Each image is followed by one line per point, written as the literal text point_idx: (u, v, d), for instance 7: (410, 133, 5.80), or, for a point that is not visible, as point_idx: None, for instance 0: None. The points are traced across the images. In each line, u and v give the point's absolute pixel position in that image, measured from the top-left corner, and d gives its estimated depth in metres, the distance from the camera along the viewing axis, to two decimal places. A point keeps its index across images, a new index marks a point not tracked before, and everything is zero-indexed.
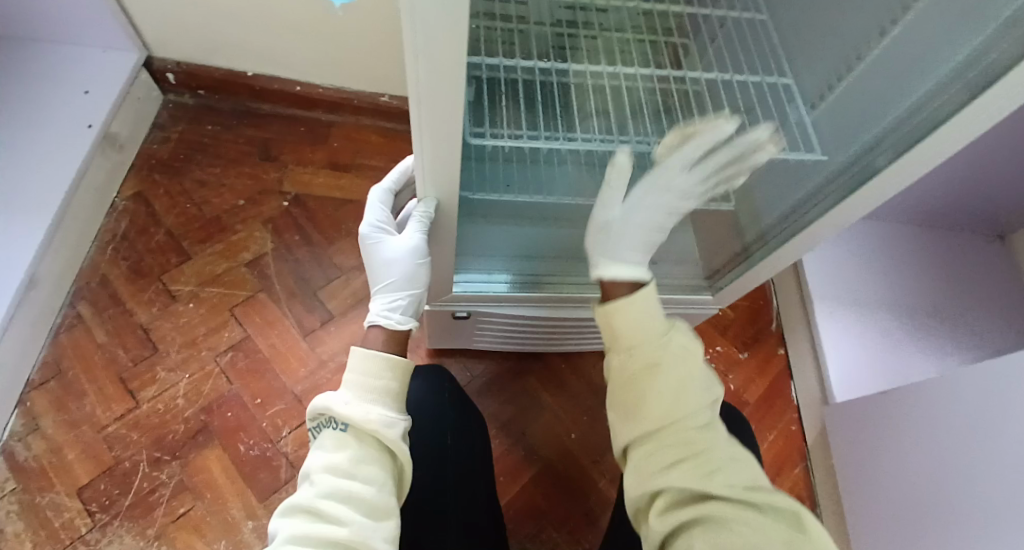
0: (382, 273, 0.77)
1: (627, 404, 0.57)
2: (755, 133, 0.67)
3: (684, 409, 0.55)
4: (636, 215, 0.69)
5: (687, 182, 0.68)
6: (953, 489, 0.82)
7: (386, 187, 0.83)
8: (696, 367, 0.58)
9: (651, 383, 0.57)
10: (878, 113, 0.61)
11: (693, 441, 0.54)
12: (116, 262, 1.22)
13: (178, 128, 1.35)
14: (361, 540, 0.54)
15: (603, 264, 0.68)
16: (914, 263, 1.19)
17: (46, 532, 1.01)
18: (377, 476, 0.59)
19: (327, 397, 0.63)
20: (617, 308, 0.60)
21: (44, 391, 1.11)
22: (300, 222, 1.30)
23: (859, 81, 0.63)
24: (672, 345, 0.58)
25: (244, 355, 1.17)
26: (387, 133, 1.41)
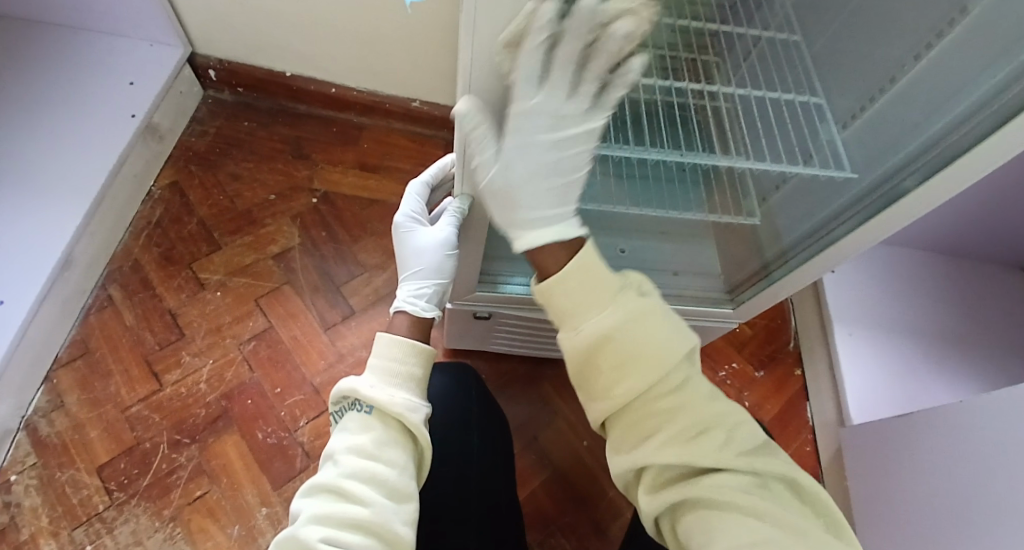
0: (413, 262, 0.80)
1: (597, 380, 0.56)
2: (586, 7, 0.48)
3: (654, 377, 0.54)
4: (514, 164, 0.59)
5: (552, 104, 0.56)
6: (967, 520, 0.81)
7: (423, 181, 0.87)
8: (655, 328, 0.55)
9: (611, 356, 0.55)
10: (909, 135, 0.62)
11: (670, 408, 0.53)
12: (149, 248, 1.26)
13: (216, 124, 1.39)
14: (383, 521, 0.55)
15: (523, 231, 0.61)
16: (935, 291, 1.19)
17: (63, 507, 1.04)
18: (400, 460, 0.61)
19: (353, 381, 0.65)
20: (560, 282, 0.58)
21: (71, 370, 1.14)
22: (328, 219, 1.33)
23: (891, 104, 0.64)
24: (623, 308, 0.55)
25: (266, 345, 1.19)
26: (416, 137, 1.44)
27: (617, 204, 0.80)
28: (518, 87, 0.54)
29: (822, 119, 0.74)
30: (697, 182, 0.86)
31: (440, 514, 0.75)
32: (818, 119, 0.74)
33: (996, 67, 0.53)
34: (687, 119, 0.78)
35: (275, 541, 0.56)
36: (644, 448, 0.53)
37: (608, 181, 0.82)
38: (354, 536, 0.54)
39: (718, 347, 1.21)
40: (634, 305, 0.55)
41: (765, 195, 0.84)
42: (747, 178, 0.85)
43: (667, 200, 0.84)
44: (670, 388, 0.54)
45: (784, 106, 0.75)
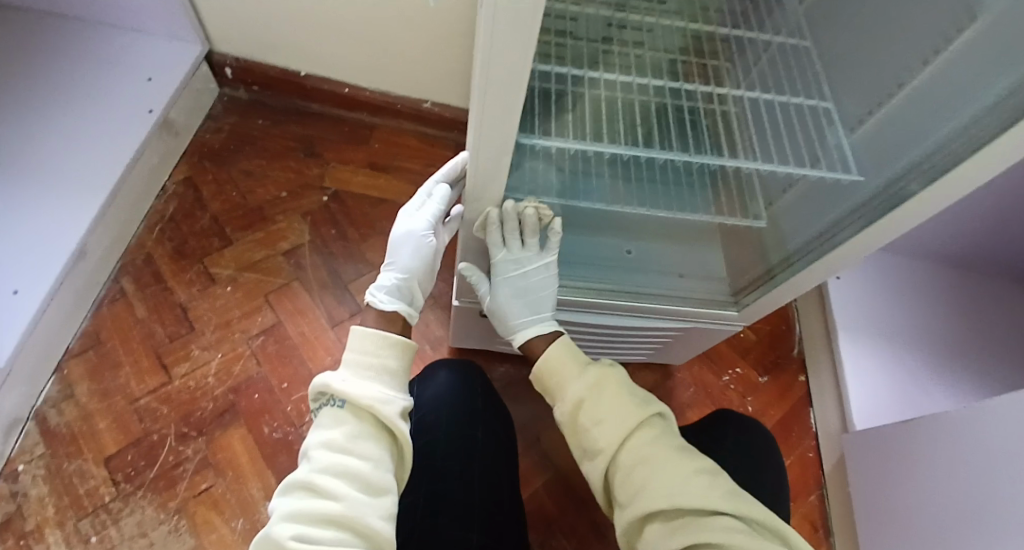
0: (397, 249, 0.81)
1: (584, 442, 0.62)
2: (513, 204, 0.72)
3: (627, 427, 0.60)
4: (501, 292, 0.81)
5: (514, 255, 0.78)
6: (971, 529, 0.81)
7: (438, 180, 0.87)
8: (624, 390, 0.63)
9: (591, 416, 0.62)
10: (912, 143, 0.63)
11: (650, 454, 0.58)
12: (161, 242, 1.28)
13: (230, 121, 1.41)
14: (355, 514, 0.56)
15: (520, 330, 0.82)
16: (943, 300, 1.19)
17: (70, 496, 1.05)
18: (372, 453, 0.62)
19: (326, 376, 0.65)
20: (543, 364, 0.70)
21: (81, 360, 1.16)
22: (337, 217, 1.35)
23: (901, 109, 0.64)
24: (590, 375, 0.65)
25: (274, 340, 1.21)
26: (426, 138, 1.46)
27: (626, 205, 0.80)
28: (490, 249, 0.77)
29: (829, 123, 0.73)
30: (704, 184, 0.86)
31: (443, 508, 0.76)
32: (826, 124, 0.73)
33: (1004, 73, 0.53)
34: (696, 122, 0.78)
35: (253, 539, 0.57)
36: (634, 497, 0.56)
37: (615, 183, 0.83)
38: (327, 530, 0.55)
39: (723, 352, 1.21)
40: (600, 373, 0.65)
41: (772, 200, 0.85)
42: (754, 181, 0.86)
43: (674, 201, 0.84)
44: (647, 438, 0.59)
45: (791, 110, 0.75)
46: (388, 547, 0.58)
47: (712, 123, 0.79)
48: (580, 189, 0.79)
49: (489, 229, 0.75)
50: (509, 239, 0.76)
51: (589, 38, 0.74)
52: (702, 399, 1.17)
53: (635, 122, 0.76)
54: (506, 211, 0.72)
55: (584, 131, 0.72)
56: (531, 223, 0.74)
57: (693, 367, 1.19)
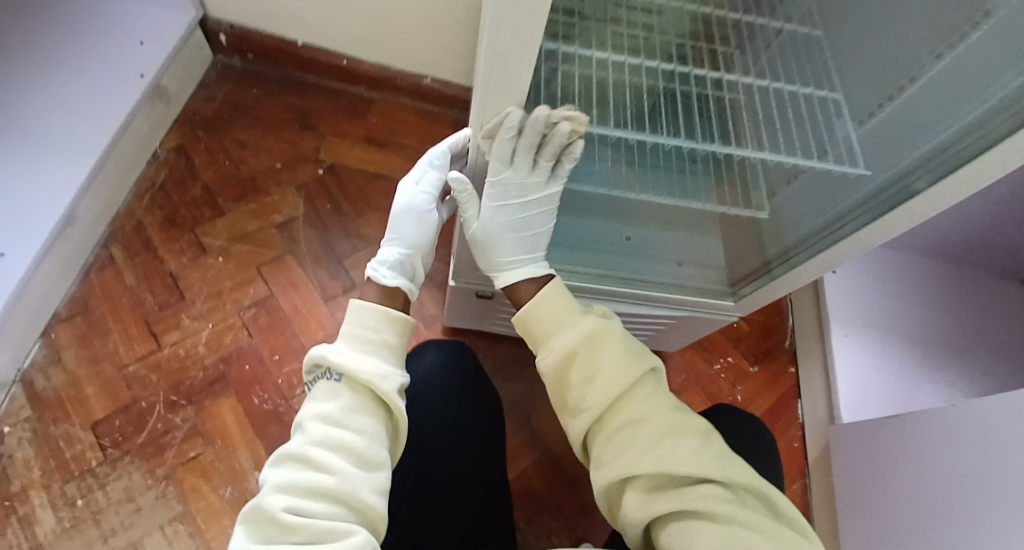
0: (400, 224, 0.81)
1: (572, 397, 0.63)
2: (543, 114, 0.61)
3: (619, 387, 0.59)
4: (490, 223, 0.75)
5: (518, 176, 0.70)
6: (951, 517, 0.83)
7: (443, 150, 0.84)
8: (621, 349, 0.62)
9: (582, 373, 0.62)
10: (922, 139, 0.64)
11: (638, 416, 0.58)
12: (152, 210, 1.26)
13: (224, 89, 1.39)
14: (347, 489, 0.57)
15: (506, 272, 0.78)
16: (933, 297, 1.20)
17: (57, 461, 1.05)
18: (368, 428, 0.62)
19: (324, 348, 0.66)
20: (532, 312, 0.69)
21: (69, 326, 1.15)
22: (332, 191, 1.33)
23: (910, 104, 0.64)
24: (584, 331, 0.64)
25: (266, 312, 1.20)
26: (425, 114, 1.44)
27: (626, 190, 0.80)
28: (493, 166, 0.69)
29: (837, 115, 0.74)
30: (708, 170, 0.86)
31: (431, 486, 0.77)
32: (834, 115, 0.74)
33: (1006, 68, 0.55)
34: (690, 106, 0.77)
35: (242, 509, 0.57)
36: (618, 457, 0.57)
37: (619, 167, 0.82)
38: (319, 504, 0.56)
39: (713, 341, 1.22)
40: (594, 329, 0.64)
41: (775, 191, 0.85)
42: (758, 170, 0.85)
43: (674, 188, 0.84)
44: (637, 400, 0.59)
45: (800, 100, 0.76)
46: (378, 522, 0.59)
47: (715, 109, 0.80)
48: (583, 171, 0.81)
49: (500, 138, 0.64)
50: (519, 157, 0.68)
51: (598, 16, 0.71)
52: (691, 386, 1.18)
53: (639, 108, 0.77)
54: (533, 122, 0.62)
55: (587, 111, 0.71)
56: (559, 138, 0.65)
57: (683, 354, 1.20)
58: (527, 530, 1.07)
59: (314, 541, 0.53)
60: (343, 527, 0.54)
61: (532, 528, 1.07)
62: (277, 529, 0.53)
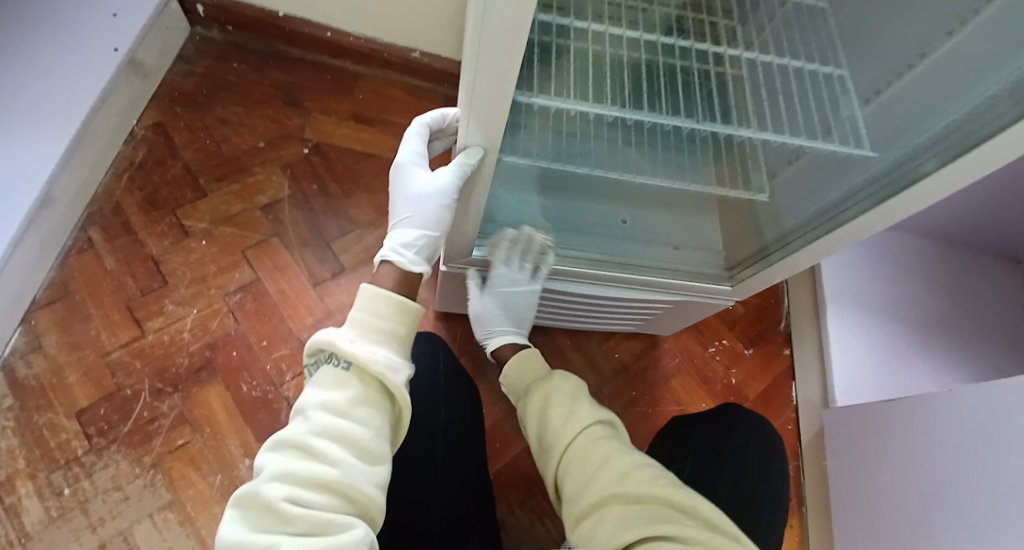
0: (409, 206, 0.75)
1: (542, 443, 0.70)
2: (529, 230, 0.84)
3: (575, 429, 0.67)
4: (484, 304, 0.89)
5: (510, 275, 0.87)
6: (942, 500, 0.84)
7: (426, 121, 0.81)
8: (579, 398, 0.71)
9: (549, 416, 0.70)
10: (936, 116, 0.61)
11: (592, 452, 0.64)
12: (130, 191, 1.21)
13: (204, 64, 1.33)
14: (351, 483, 0.55)
15: (493, 339, 0.90)
16: (930, 279, 1.19)
17: (40, 450, 1.02)
18: (373, 421, 0.60)
19: (331, 332, 0.62)
20: (515, 370, 0.80)
21: (49, 311, 1.11)
22: (319, 171, 1.29)
23: (919, 81, 0.62)
24: (551, 381, 0.74)
25: (253, 297, 1.17)
26: (414, 91, 1.39)
27: (624, 170, 0.77)
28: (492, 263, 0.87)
29: (844, 92, 0.71)
30: (705, 148, 0.83)
31: (417, 480, 0.75)
32: (840, 93, 0.71)
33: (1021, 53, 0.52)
34: (689, 82, 0.74)
35: (234, 493, 0.53)
36: (579, 492, 0.62)
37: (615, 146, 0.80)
38: (319, 496, 0.53)
39: (709, 323, 1.22)
40: (557, 381, 0.74)
41: (775, 172, 0.83)
42: (757, 152, 0.83)
43: (672, 166, 0.81)
44: (592, 435, 0.66)
45: (806, 76, 0.72)
46: (375, 517, 0.57)
47: (707, 85, 0.75)
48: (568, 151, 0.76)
49: (499, 245, 0.85)
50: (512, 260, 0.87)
51: None
52: (685, 368, 1.17)
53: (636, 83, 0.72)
54: (523, 231, 0.84)
55: (585, 88, 0.69)
56: (537, 247, 0.86)
57: (679, 337, 1.20)
58: (521, 514, 1.07)
59: (312, 533, 0.51)
60: (346, 522, 0.52)
61: (525, 512, 1.07)
62: (276, 520, 0.51)
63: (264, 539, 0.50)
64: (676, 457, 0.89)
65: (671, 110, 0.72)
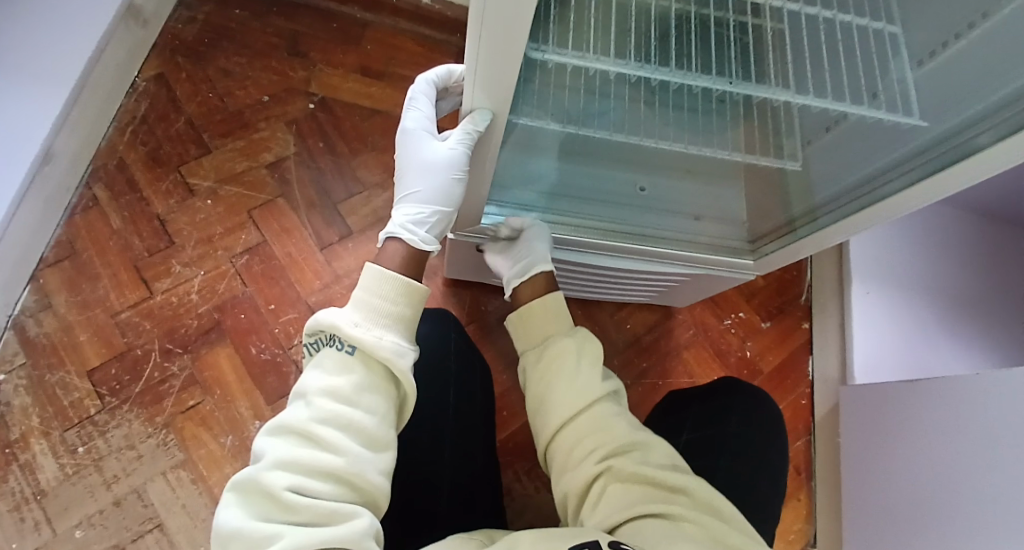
0: (419, 180, 0.71)
1: (544, 400, 0.65)
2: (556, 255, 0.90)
3: (586, 398, 0.63)
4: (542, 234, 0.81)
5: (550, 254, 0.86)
6: (958, 480, 0.83)
7: (430, 79, 0.76)
8: (594, 361, 0.66)
9: (558, 376, 0.65)
10: (999, 83, 0.55)
11: (601, 427, 0.61)
12: (134, 146, 1.18)
13: (204, 10, 1.27)
14: (356, 471, 0.54)
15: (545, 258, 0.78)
16: (961, 254, 1.14)
17: (55, 408, 1.03)
18: (378, 407, 0.58)
19: (333, 315, 0.60)
20: (529, 309, 0.71)
21: (57, 270, 1.10)
22: (325, 129, 1.25)
23: (986, 42, 0.56)
24: (564, 336, 0.68)
25: (259, 260, 1.15)
26: (424, 41, 1.32)
27: (647, 136, 0.72)
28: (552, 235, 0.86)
29: (894, 53, 0.64)
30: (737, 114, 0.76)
31: (423, 460, 0.75)
32: (890, 54, 0.64)
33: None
34: (723, 37, 0.68)
35: (234, 478, 0.53)
36: (581, 462, 0.60)
37: (637, 108, 0.74)
38: (323, 484, 0.53)
39: (727, 296, 1.19)
40: (570, 340, 0.68)
41: (809, 139, 0.76)
42: (792, 116, 0.76)
43: (697, 131, 0.76)
44: (603, 410, 0.62)
45: (854, 33, 0.65)
46: (380, 502, 0.57)
47: (742, 39, 0.68)
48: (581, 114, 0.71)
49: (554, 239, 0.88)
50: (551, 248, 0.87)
51: None
52: (699, 340, 1.16)
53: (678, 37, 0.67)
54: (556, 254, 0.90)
55: (607, 43, 0.63)
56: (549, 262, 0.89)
57: (694, 309, 1.17)
58: (527, 481, 1.08)
59: (316, 523, 0.51)
60: (350, 510, 0.52)
61: (531, 480, 1.08)
62: (280, 508, 0.51)
63: (268, 527, 0.50)
64: (673, 433, 0.88)
65: (700, 69, 0.67)
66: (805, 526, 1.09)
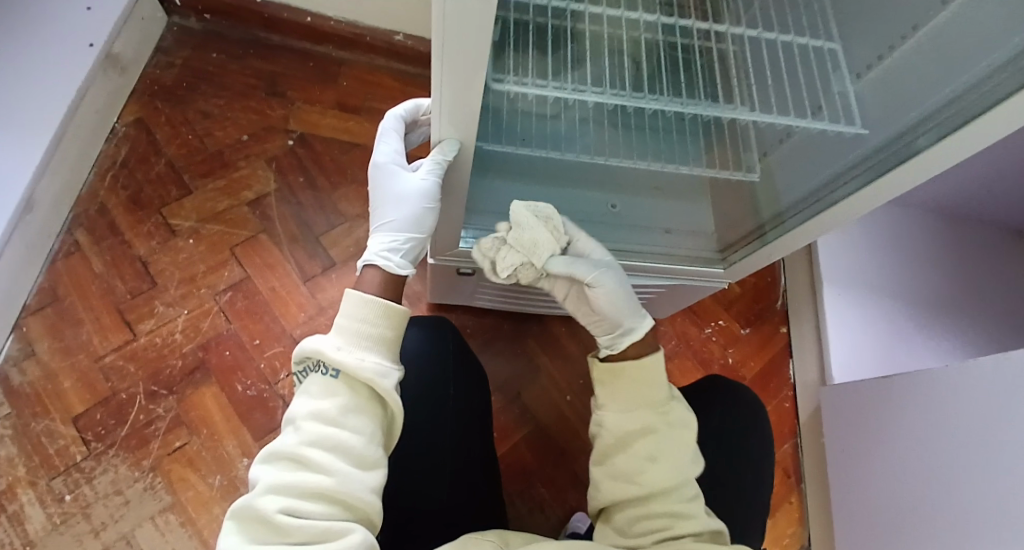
0: (391, 210, 0.73)
1: (616, 463, 0.62)
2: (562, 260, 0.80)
3: (665, 482, 0.59)
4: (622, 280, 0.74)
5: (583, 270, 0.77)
6: (946, 477, 0.84)
7: (398, 115, 0.78)
8: (689, 441, 0.63)
9: (640, 446, 0.61)
10: (931, 89, 0.58)
11: (673, 511, 0.58)
12: (114, 190, 1.19)
13: (182, 55, 1.30)
14: (347, 490, 0.55)
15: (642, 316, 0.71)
16: (930, 256, 1.18)
17: (40, 457, 1.02)
18: (365, 427, 0.59)
19: (317, 341, 0.61)
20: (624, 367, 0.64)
21: (40, 317, 1.10)
22: (305, 163, 1.27)
23: (915, 54, 0.59)
24: (664, 413, 0.63)
25: (243, 296, 1.16)
26: (401, 76, 1.36)
27: (610, 155, 0.75)
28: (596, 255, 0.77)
29: (834, 68, 0.68)
30: (696, 133, 0.80)
31: (415, 480, 0.75)
32: (831, 68, 0.68)
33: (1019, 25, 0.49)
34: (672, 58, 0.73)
35: (232, 509, 0.54)
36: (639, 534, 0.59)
37: (601, 131, 0.78)
38: (315, 505, 0.53)
39: (705, 305, 1.21)
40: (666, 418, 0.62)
41: (767, 150, 0.79)
42: (749, 130, 0.79)
43: (662, 151, 0.79)
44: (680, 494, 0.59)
45: (797, 52, 0.69)
46: (374, 519, 0.58)
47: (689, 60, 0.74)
48: (549, 137, 0.75)
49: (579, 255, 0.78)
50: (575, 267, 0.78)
51: None
52: (682, 351, 1.17)
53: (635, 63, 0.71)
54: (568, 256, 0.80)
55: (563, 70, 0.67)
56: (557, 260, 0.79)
57: (675, 321, 1.19)
58: (520, 503, 1.08)
59: (311, 542, 0.52)
60: (344, 527, 0.52)
61: (524, 502, 1.08)
62: (274, 531, 0.51)
63: None
64: None
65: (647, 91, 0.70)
66: (798, 530, 1.09)
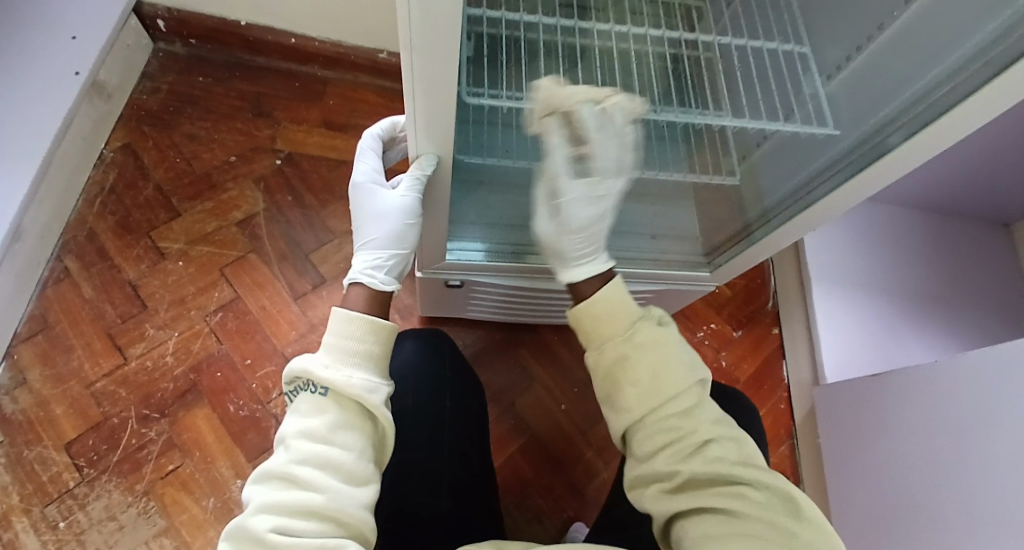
0: (373, 228, 0.73)
1: (613, 398, 0.58)
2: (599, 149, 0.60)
3: (655, 400, 0.56)
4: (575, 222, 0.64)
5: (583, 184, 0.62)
6: (944, 472, 0.83)
7: (375, 134, 0.79)
8: (671, 352, 0.57)
9: (624, 376, 0.57)
10: (900, 87, 0.58)
11: (675, 426, 0.55)
12: (103, 215, 1.19)
13: (168, 80, 1.31)
14: (339, 507, 0.54)
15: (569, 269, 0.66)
16: (917, 251, 1.19)
17: (33, 485, 1.01)
18: (355, 443, 0.59)
19: (305, 360, 0.61)
20: (584, 312, 0.61)
21: (31, 344, 1.09)
22: (293, 182, 1.27)
23: (882, 54, 0.60)
24: (637, 336, 0.58)
25: (234, 316, 1.16)
26: (386, 93, 1.38)
27: None
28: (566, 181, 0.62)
29: (806, 71, 0.70)
30: (676, 139, 0.82)
31: (407, 493, 0.74)
32: (802, 71, 0.70)
33: (979, 25, 0.51)
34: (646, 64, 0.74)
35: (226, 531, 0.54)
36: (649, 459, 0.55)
37: None
38: (307, 523, 0.53)
39: (696, 309, 1.21)
40: (643, 337, 0.58)
41: (746, 153, 0.80)
42: (727, 134, 0.80)
43: (651, 159, 0.81)
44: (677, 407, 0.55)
45: (768, 56, 0.71)
46: (368, 536, 0.57)
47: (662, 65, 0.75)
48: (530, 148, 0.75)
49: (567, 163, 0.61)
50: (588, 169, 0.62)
51: None
52: None
53: (610, 72, 0.72)
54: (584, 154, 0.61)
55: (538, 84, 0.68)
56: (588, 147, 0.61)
57: None
58: (518, 514, 1.07)
59: None
60: (336, 544, 0.52)
61: (521, 513, 1.07)
62: None
63: None
64: None
65: None
66: None
